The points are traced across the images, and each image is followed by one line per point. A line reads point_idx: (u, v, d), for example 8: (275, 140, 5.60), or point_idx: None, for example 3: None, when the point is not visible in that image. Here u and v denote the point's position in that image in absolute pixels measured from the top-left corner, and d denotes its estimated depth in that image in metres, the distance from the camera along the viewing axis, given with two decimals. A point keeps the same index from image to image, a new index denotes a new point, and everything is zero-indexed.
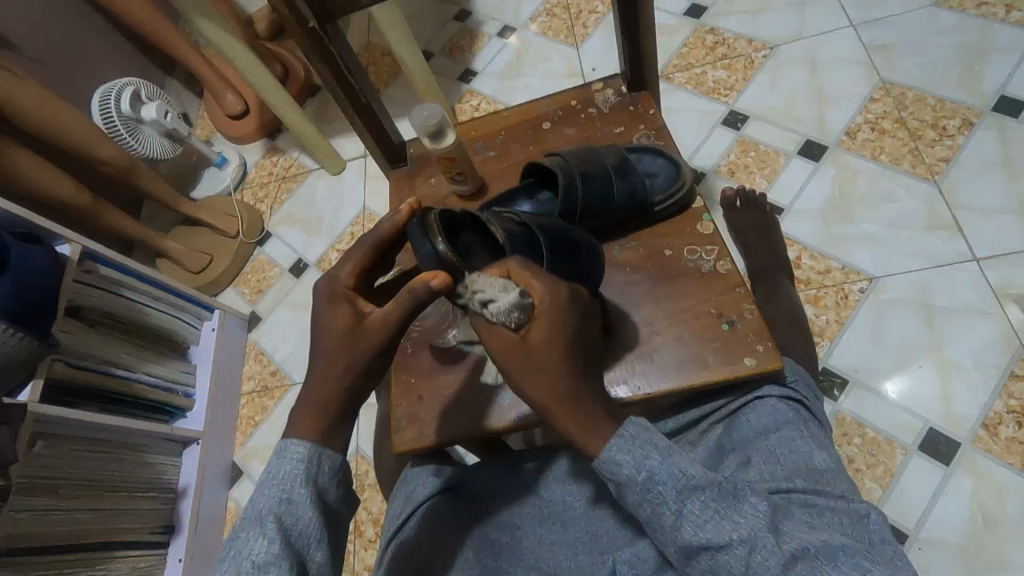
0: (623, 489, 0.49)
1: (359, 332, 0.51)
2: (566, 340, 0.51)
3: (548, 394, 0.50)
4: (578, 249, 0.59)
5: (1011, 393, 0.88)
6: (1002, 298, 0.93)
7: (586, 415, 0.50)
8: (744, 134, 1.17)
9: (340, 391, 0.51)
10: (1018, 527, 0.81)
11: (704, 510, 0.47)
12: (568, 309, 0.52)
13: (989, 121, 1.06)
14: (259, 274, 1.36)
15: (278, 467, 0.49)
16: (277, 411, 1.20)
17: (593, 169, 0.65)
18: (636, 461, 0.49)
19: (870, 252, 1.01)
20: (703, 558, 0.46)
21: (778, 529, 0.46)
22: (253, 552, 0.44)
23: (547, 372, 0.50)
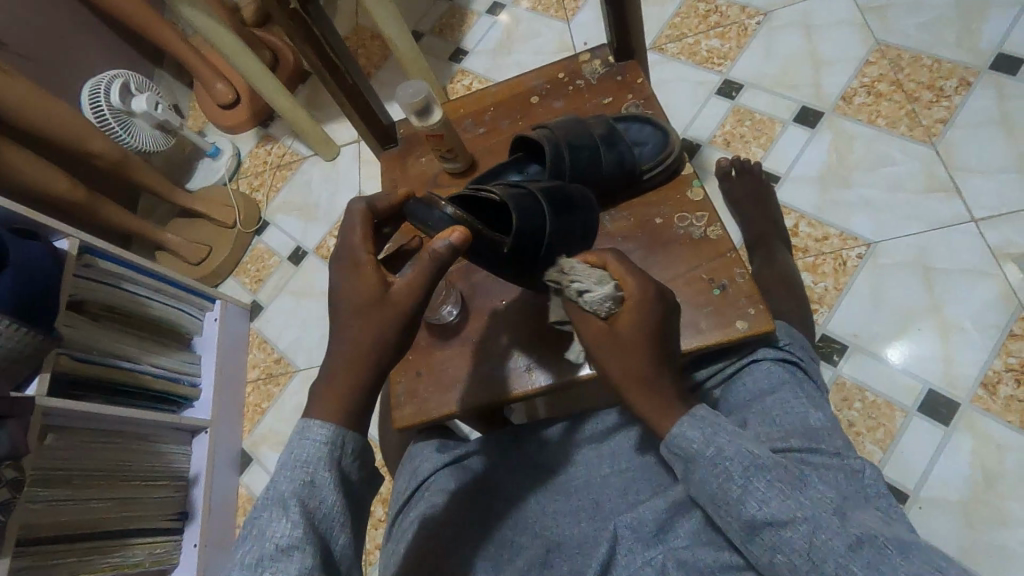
0: (690, 466, 0.50)
1: (384, 301, 0.50)
2: (650, 334, 0.51)
3: (629, 377, 0.52)
4: (575, 204, 0.60)
5: (1010, 351, 0.88)
6: (1000, 258, 0.93)
7: (662, 395, 0.51)
8: (739, 103, 1.16)
9: (370, 364, 0.50)
10: (1018, 482, 0.82)
11: (770, 486, 0.47)
12: (652, 309, 0.51)
13: (986, 80, 1.05)
14: (259, 263, 1.37)
15: (300, 447, 0.48)
16: (283, 398, 1.21)
17: (580, 139, 0.65)
18: (706, 439, 0.50)
19: (867, 217, 1.01)
20: (767, 533, 0.46)
21: (846, 515, 0.45)
22: (275, 535, 0.43)
23: (630, 360, 0.51)
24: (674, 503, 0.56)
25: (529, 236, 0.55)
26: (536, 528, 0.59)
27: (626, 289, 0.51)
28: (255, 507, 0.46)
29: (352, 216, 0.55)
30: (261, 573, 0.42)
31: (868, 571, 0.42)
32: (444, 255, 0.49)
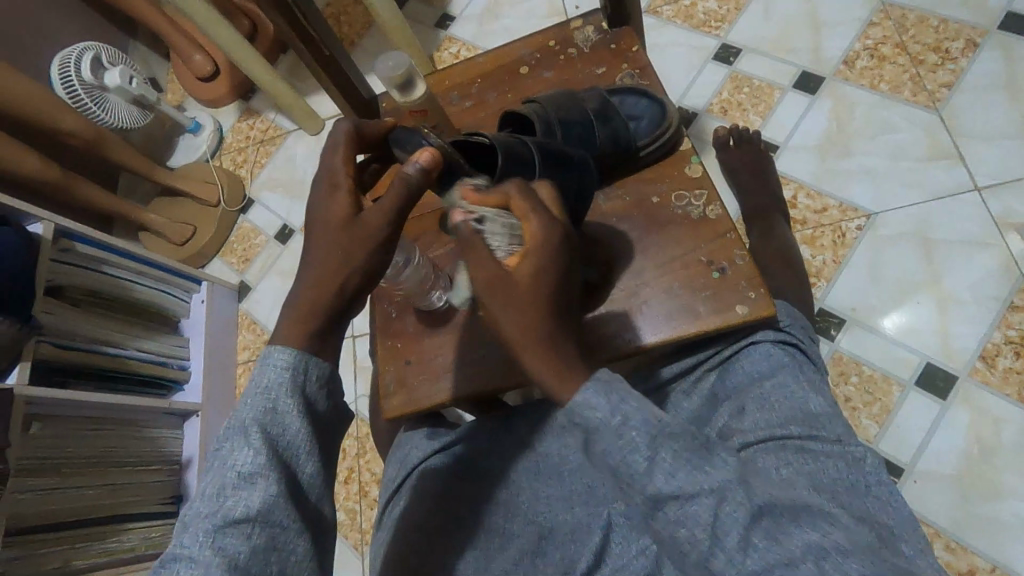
0: (591, 437, 0.44)
1: (354, 224, 0.46)
2: (551, 278, 0.46)
3: (522, 332, 0.46)
4: (569, 160, 0.58)
5: (1010, 323, 0.87)
6: (1003, 227, 0.90)
7: (563, 361, 0.46)
8: (737, 69, 1.11)
9: (338, 293, 0.46)
10: (1014, 455, 0.81)
11: (675, 459, 0.43)
12: (561, 258, 0.47)
13: (994, 41, 1.00)
14: (245, 242, 1.34)
15: (260, 374, 0.45)
16: None
17: (572, 114, 0.61)
18: (610, 405, 0.44)
19: (869, 188, 0.98)
20: (670, 507, 0.42)
21: (749, 484, 0.43)
22: (236, 463, 0.42)
23: (523, 310, 0.45)
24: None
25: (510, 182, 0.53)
26: (529, 515, 0.58)
27: (527, 235, 0.47)
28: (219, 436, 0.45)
29: (336, 136, 0.51)
30: (224, 502, 0.41)
31: (766, 541, 0.41)
32: (414, 179, 0.46)
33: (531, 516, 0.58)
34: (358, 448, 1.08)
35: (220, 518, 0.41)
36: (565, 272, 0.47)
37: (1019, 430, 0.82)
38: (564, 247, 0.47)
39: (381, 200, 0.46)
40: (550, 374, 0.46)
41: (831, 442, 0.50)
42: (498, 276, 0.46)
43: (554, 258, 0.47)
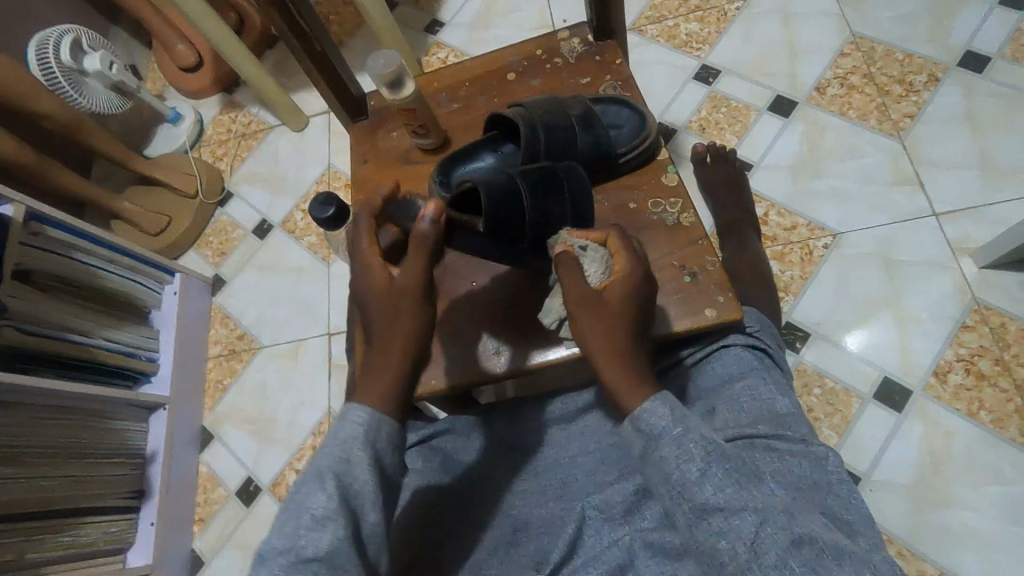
0: (652, 443, 0.48)
1: (402, 294, 0.52)
2: (636, 309, 0.52)
3: (605, 348, 0.51)
4: (558, 179, 0.58)
5: (962, 342, 0.91)
6: (958, 252, 0.96)
7: (634, 371, 0.50)
8: (716, 90, 1.16)
9: (399, 362, 0.51)
10: (964, 468, 0.85)
11: (728, 475, 0.45)
12: (644, 289, 0.53)
13: (955, 76, 1.07)
14: (221, 235, 1.32)
15: (339, 426, 0.48)
16: (246, 375, 1.18)
17: (558, 117, 0.61)
18: (675, 417, 0.48)
19: (837, 209, 1.02)
20: (716, 519, 0.44)
21: (792, 512, 0.44)
22: (311, 504, 0.43)
23: (609, 323, 0.51)
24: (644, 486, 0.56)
25: (514, 220, 0.55)
26: (504, 508, 0.59)
27: (619, 268, 0.53)
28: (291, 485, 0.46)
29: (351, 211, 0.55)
30: (298, 539, 0.41)
31: (806, 570, 0.41)
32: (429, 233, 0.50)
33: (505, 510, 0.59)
34: None
35: (295, 556, 0.41)
36: (646, 303, 0.53)
37: (969, 444, 0.86)
38: (644, 281, 0.53)
39: (412, 265, 0.51)
40: (626, 385, 0.50)
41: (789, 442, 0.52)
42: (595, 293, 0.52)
43: (642, 288, 0.53)
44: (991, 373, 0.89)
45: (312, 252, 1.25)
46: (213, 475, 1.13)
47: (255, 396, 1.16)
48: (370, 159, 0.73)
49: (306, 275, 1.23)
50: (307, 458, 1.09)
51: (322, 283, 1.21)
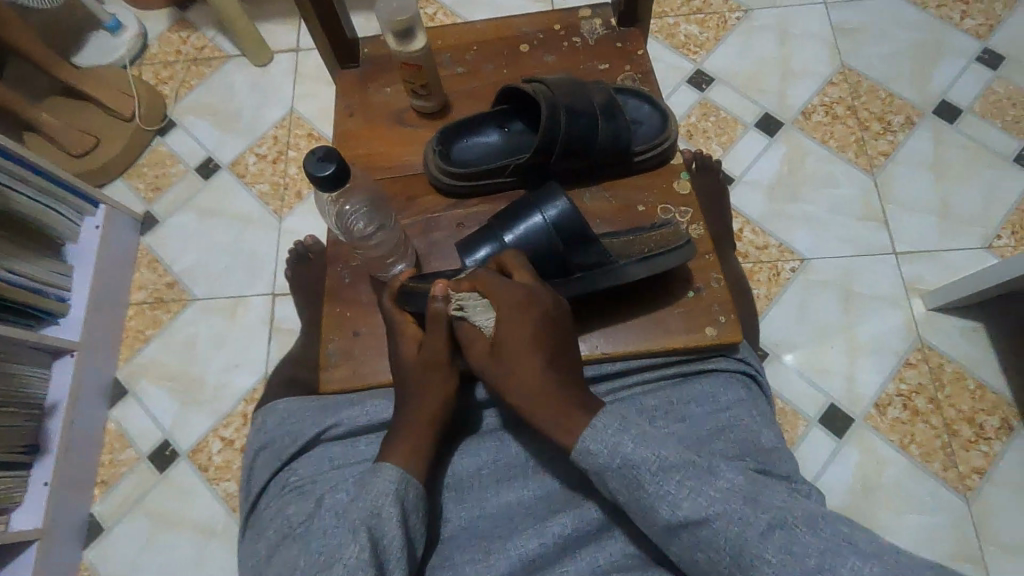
0: (603, 477, 0.47)
1: (437, 363, 0.53)
2: (527, 335, 0.51)
3: (520, 394, 0.50)
4: (528, 208, 0.56)
5: (903, 377, 0.95)
6: (911, 291, 1.00)
7: (556, 406, 0.49)
8: (707, 97, 1.15)
9: (434, 427, 0.51)
10: (891, 497, 0.90)
11: (680, 486, 0.45)
12: (529, 313, 0.51)
13: (929, 123, 1.11)
14: (158, 168, 1.18)
15: (370, 483, 0.48)
16: (172, 327, 1.07)
17: (581, 103, 0.56)
18: (611, 446, 0.47)
19: (807, 234, 1.04)
20: (686, 535, 0.44)
21: (754, 499, 0.45)
22: (344, 557, 0.44)
23: (506, 369, 0.50)
24: (622, 506, 0.52)
25: (500, 266, 0.56)
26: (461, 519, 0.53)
27: (497, 303, 0.52)
28: (317, 534, 0.47)
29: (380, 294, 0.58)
30: None
31: (781, 555, 0.42)
32: (441, 307, 0.53)
33: (463, 518, 0.53)
34: None
35: None
36: (540, 327, 0.51)
37: (897, 474, 0.91)
38: (531, 305, 0.51)
39: (436, 334, 0.53)
40: (558, 427, 0.48)
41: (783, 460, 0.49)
42: (491, 344, 0.52)
43: (529, 316, 0.51)
44: (926, 410, 0.93)
45: (262, 202, 1.14)
46: (123, 434, 1.01)
47: (180, 352, 1.05)
48: (359, 110, 0.66)
49: (253, 226, 1.12)
50: (234, 425, 1.00)
51: (270, 238, 1.11)
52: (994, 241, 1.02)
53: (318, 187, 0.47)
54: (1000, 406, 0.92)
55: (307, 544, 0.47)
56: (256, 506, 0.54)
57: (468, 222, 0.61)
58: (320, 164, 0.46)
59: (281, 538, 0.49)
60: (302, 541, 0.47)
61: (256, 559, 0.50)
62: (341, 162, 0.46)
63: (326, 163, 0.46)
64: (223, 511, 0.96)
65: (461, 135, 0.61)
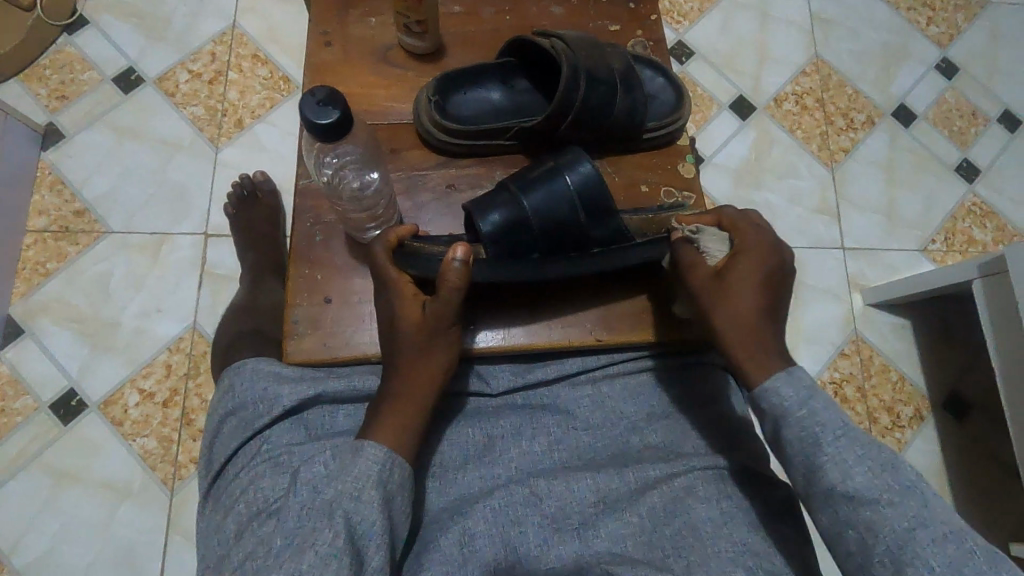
0: (778, 424, 0.47)
1: (436, 329, 0.52)
2: (775, 282, 0.51)
3: (739, 322, 0.50)
4: (556, 173, 0.56)
5: (837, 366, 1.01)
6: (853, 286, 1.05)
7: (762, 350, 0.49)
8: (686, 72, 1.12)
9: (429, 393, 0.51)
10: None
11: (860, 460, 0.44)
12: (771, 256, 0.52)
13: (886, 123, 1.15)
14: (63, 73, 1.00)
15: (351, 464, 0.47)
16: (80, 262, 0.93)
17: (602, 69, 0.57)
18: (800, 399, 0.47)
19: (766, 222, 1.06)
20: (844, 507, 0.44)
21: (935, 504, 0.43)
22: (319, 542, 0.43)
23: (741, 297, 0.50)
24: (604, 499, 0.52)
25: (519, 231, 0.55)
26: (449, 498, 0.53)
27: (744, 240, 0.53)
28: (294, 512, 0.46)
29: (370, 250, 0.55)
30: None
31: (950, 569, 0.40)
32: (457, 271, 0.51)
33: (449, 498, 0.53)
34: (188, 367, 0.90)
35: None
36: (770, 268, 0.51)
37: None
38: (772, 253, 0.52)
39: (444, 297, 0.52)
40: (751, 363, 0.49)
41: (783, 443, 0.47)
42: (715, 271, 0.52)
43: (763, 252, 0.52)
44: (853, 398, 1.00)
45: (195, 127, 1.00)
46: (17, 380, 0.89)
47: (91, 290, 0.92)
48: (336, 42, 0.64)
49: (183, 154, 0.99)
50: (156, 376, 0.90)
51: (204, 169, 0.98)
52: (929, 244, 1.08)
53: (318, 137, 0.46)
54: (915, 397, 1.01)
55: (283, 521, 0.46)
56: (221, 475, 0.53)
57: (459, 184, 0.61)
58: (321, 112, 0.45)
59: (251, 518, 0.48)
60: (277, 519, 0.46)
61: (225, 538, 0.48)
62: (345, 109, 0.45)
63: (329, 110, 0.45)
64: (139, 469, 0.86)
65: (460, 88, 0.62)
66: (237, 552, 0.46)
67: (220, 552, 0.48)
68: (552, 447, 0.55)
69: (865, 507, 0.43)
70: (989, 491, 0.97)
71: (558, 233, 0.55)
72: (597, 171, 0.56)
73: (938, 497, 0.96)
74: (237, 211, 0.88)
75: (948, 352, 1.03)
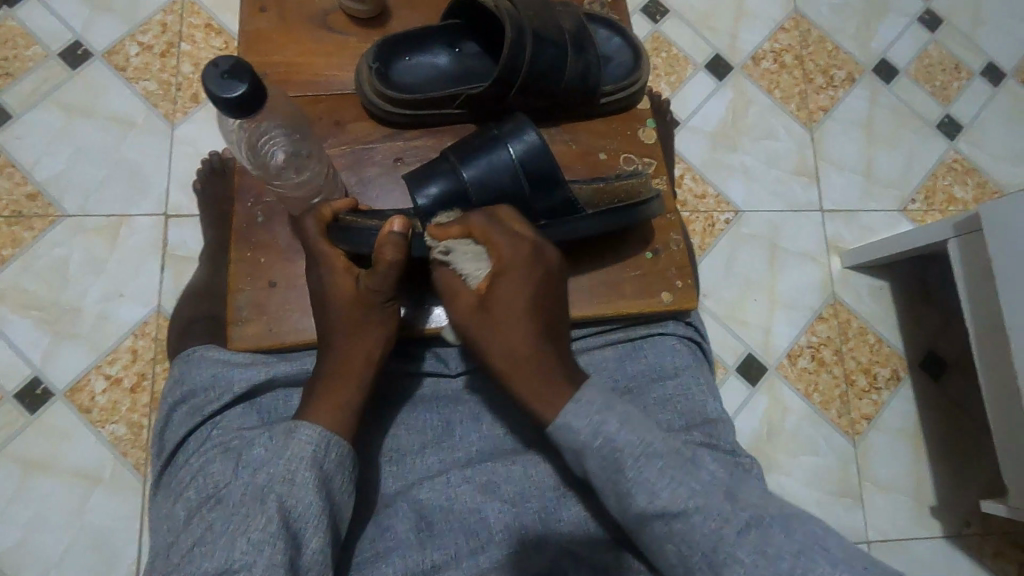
0: (580, 456, 0.47)
1: (370, 305, 0.51)
2: (535, 300, 0.50)
3: (507, 359, 0.49)
4: (497, 142, 0.55)
5: (814, 331, 1.00)
6: (831, 250, 1.04)
7: (543, 385, 0.48)
8: (660, 30, 1.08)
9: (366, 372, 0.50)
10: (790, 438, 0.96)
11: (662, 476, 0.46)
12: (533, 269, 0.50)
13: (867, 80, 1.11)
14: (5, 48, 0.95)
15: (284, 447, 0.46)
16: (36, 248, 0.90)
17: (548, 31, 0.57)
18: (592, 427, 0.47)
19: (742, 185, 1.04)
20: (656, 524, 0.46)
21: (734, 495, 0.46)
22: (251, 529, 0.43)
23: (502, 331, 0.49)
24: (563, 482, 0.52)
25: (460, 204, 0.54)
26: (406, 481, 0.53)
27: (499, 252, 0.50)
28: (236, 496, 0.45)
29: (302, 225, 0.53)
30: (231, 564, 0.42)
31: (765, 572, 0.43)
32: (393, 247, 0.49)
33: (404, 482, 0.53)
34: (155, 351, 0.88)
35: (223, 568, 0.42)
36: (540, 284, 0.50)
37: (799, 421, 0.97)
38: (533, 263, 0.50)
39: (380, 271, 0.50)
40: (535, 393, 0.48)
41: (659, 440, 0.48)
42: (477, 297, 0.50)
43: (529, 271, 0.50)
44: (830, 361, 0.99)
45: (148, 102, 0.96)
46: None
47: (49, 277, 0.90)
48: (273, 10, 0.63)
49: (136, 132, 0.95)
50: (122, 362, 0.88)
51: (161, 147, 0.94)
52: (908, 205, 1.07)
53: (229, 113, 0.44)
54: (892, 358, 1.00)
55: (224, 505, 0.45)
56: (172, 460, 0.52)
57: (407, 157, 0.60)
58: (228, 86, 0.43)
59: (199, 503, 0.47)
60: (221, 505, 0.45)
61: (173, 525, 0.46)
62: (251, 81, 0.44)
63: (235, 84, 0.43)
64: (110, 456, 0.85)
65: (405, 54, 0.61)
66: (184, 537, 0.44)
67: (167, 539, 0.46)
68: (510, 431, 0.55)
69: (675, 519, 0.45)
70: (962, 450, 0.98)
71: (502, 203, 0.55)
72: (543, 141, 0.55)
73: (912, 456, 0.97)
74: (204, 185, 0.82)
75: (925, 312, 1.03)
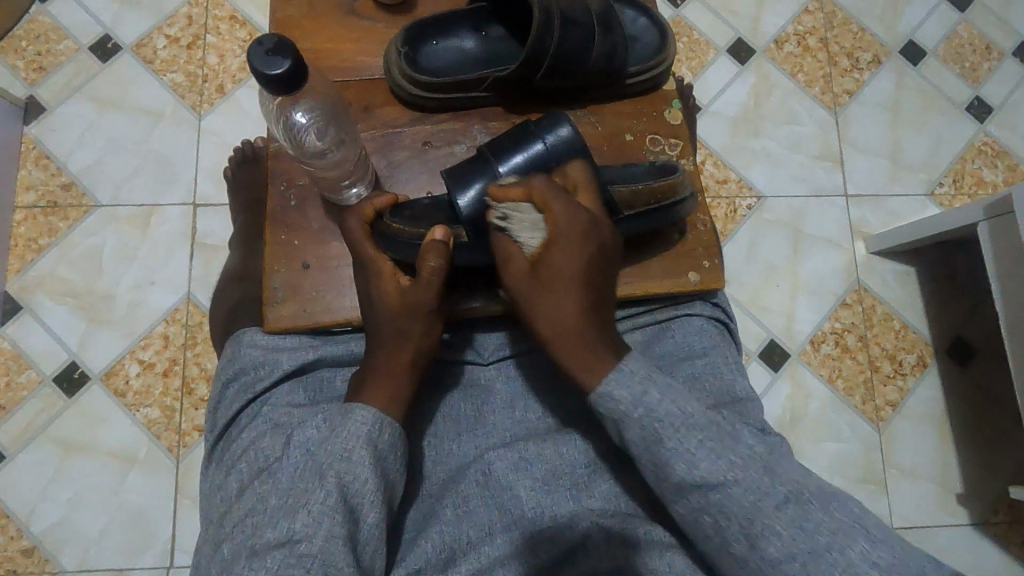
0: (621, 424, 0.49)
1: (412, 311, 0.51)
2: (586, 275, 0.51)
3: (558, 325, 0.50)
4: (532, 142, 0.56)
5: (838, 317, 0.99)
6: (856, 235, 1.03)
7: (589, 349, 0.49)
8: (681, 15, 1.07)
9: (414, 369, 0.51)
10: (811, 424, 0.95)
11: (699, 445, 0.47)
12: (586, 238, 0.51)
13: (893, 63, 1.09)
14: (39, 42, 0.98)
15: (341, 427, 0.47)
16: (71, 236, 0.93)
17: (576, 11, 0.57)
18: (633, 397, 0.48)
19: (766, 170, 1.03)
20: (693, 495, 0.47)
21: (769, 467, 0.47)
22: (310, 503, 0.44)
23: (565, 297, 0.50)
24: (593, 460, 0.54)
25: None
26: (442, 465, 0.54)
27: (551, 223, 0.51)
28: (290, 473, 0.47)
29: (350, 224, 0.54)
30: (291, 535, 0.43)
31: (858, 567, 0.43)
32: (439, 253, 0.51)
33: (441, 465, 0.54)
34: (185, 337, 0.91)
35: (285, 536, 0.43)
36: (590, 252, 0.51)
37: (821, 407, 0.96)
38: (588, 232, 0.51)
39: (425, 281, 0.51)
40: (580, 360, 0.50)
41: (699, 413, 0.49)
42: (529, 264, 0.51)
43: (582, 243, 0.51)
44: (854, 347, 0.99)
45: (175, 94, 0.98)
46: (20, 354, 0.90)
47: (85, 264, 0.92)
48: None
49: (165, 123, 0.97)
50: (154, 348, 0.91)
51: (188, 138, 0.96)
52: (936, 189, 1.05)
53: (270, 90, 0.45)
54: (917, 345, 0.99)
55: (277, 482, 0.46)
56: (224, 437, 0.53)
57: (434, 140, 0.61)
58: (270, 62, 0.44)
59: (252, 476, 0.48)
60: (273, 480, 0.47)
61: (226, 495, 0.48)
62: (295, 59, 0.45)
63: (278, 60, 0.44)
64: (144, 439, 0.88)
65: (432, 39, 0.62)
66: (238, 508, 0.46)
67: (220, 509, 0.48)
68: (541, 415, 0.57)
69: (713, 490, 0.46)
70: (987, 434, 0.96)
71: None
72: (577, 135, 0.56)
73: (937, 442, 0.96)
74: (235, 175, 0.83)
75: (952, 296, 1.01)
